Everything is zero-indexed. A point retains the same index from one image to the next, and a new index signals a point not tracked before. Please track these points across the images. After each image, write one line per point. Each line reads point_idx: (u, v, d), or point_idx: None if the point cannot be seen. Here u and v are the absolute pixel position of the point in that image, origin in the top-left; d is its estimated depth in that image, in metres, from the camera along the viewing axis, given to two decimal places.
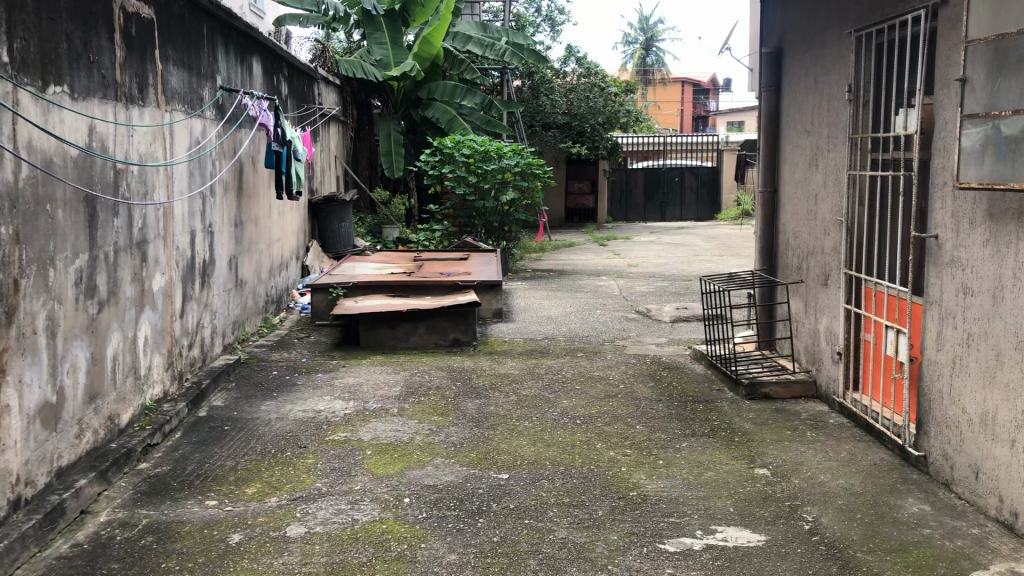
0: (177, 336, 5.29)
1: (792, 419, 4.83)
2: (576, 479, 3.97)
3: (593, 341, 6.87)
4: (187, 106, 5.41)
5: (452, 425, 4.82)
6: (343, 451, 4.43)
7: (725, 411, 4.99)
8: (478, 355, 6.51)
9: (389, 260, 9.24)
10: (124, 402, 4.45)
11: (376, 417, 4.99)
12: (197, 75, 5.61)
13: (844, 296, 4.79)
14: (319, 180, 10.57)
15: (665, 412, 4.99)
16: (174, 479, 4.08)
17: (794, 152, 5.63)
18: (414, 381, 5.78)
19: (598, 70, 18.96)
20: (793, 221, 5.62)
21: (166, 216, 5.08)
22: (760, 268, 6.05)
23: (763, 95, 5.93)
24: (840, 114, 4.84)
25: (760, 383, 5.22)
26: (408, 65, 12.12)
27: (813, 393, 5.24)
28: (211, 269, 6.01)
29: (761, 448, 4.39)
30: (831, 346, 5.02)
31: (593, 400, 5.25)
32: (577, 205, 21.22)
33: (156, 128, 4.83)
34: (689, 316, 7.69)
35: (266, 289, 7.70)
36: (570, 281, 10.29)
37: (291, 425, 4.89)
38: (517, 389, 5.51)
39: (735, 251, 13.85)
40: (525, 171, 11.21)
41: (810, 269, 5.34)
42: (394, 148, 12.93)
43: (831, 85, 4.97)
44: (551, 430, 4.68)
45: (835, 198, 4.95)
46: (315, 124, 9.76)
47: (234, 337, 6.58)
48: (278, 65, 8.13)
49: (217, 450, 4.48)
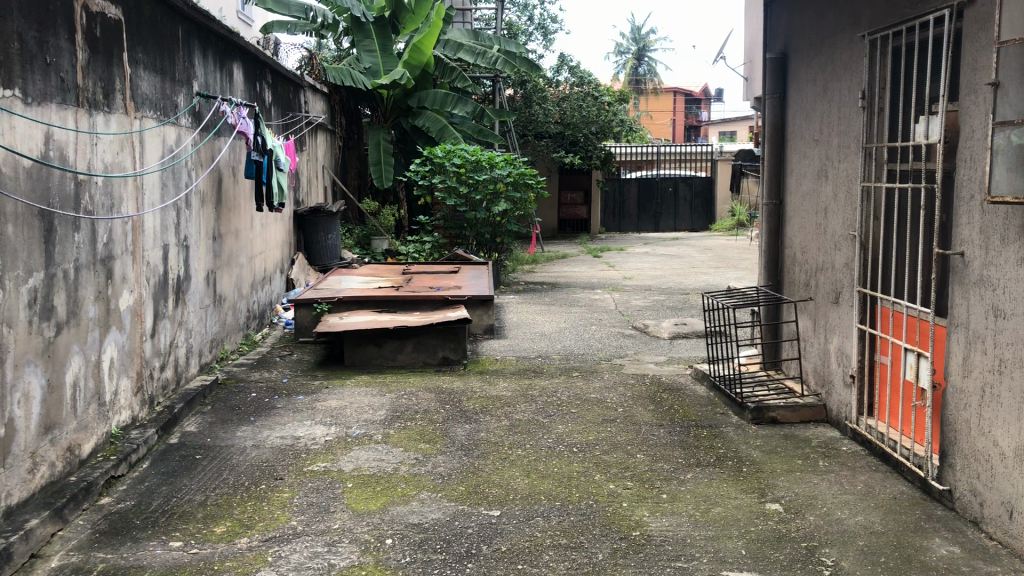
0: (147, 357, 4.97)
1: (802, 447, 4.54)
2: (573, 517, 3.66)
3: (590, 359, 6.56)
4: (159, 114, 5.10)
5: (440, 453, 4.50)
6: (321, 484, 4.11)
7: (730, 438, 4.69)
8: (468, 375, 6.20)
9: (378, 274, 8.90)
10: (86, 431, 4.13)
11: (358, 445, 4.67)
12: (171, 80, 5.31)
13: (857, 315, 4.50)
14: (305, 190, 10.28)
15: (667, 439, 4.68)
16: (137, 517, 3.75)
17: (800, 162, 5.35)
18: (401, 404, 5.47)
19: (591, 79, 18.71)
20: (800, 235, 5.34)
21: (135, 230, 4.76)
22: (764, 285, 5.77)
23: (767, 101, 5.65)
24: (853, 122, 4.57)
25: (766, 406, 4.93)
26: (398, 73, 11.85)
27: (823, 418, 4.95)
28: (186, 285, 5.69)
29: (772, 480, 4.09)
30: (842, 368, 4.74)
31: (590, 425, 4.94)
32: (570, 216, 20.94)
33: (123, 136, 4.52)
34: (688, 333, 7.38)
35: (247, 304, 7.37)
36: (564, 294, 9.98)
37: (267, 454, 4.57)
38: (509, 413, 5.20)
39: (732, 263, 13.58)
40: (517, 182, 10.91)
41: (818, 286, 5.07)
42: (384, 158, 12.64)
43: (842, 92, 4.70)
44: (545, 460, 4.37)
45: (847, 211, 4.67)
46: (300, 132, 9.47)
47: (211, 356, 6.26)
48: (261, 71, 7.84)
49: (186, 483, 4.16)
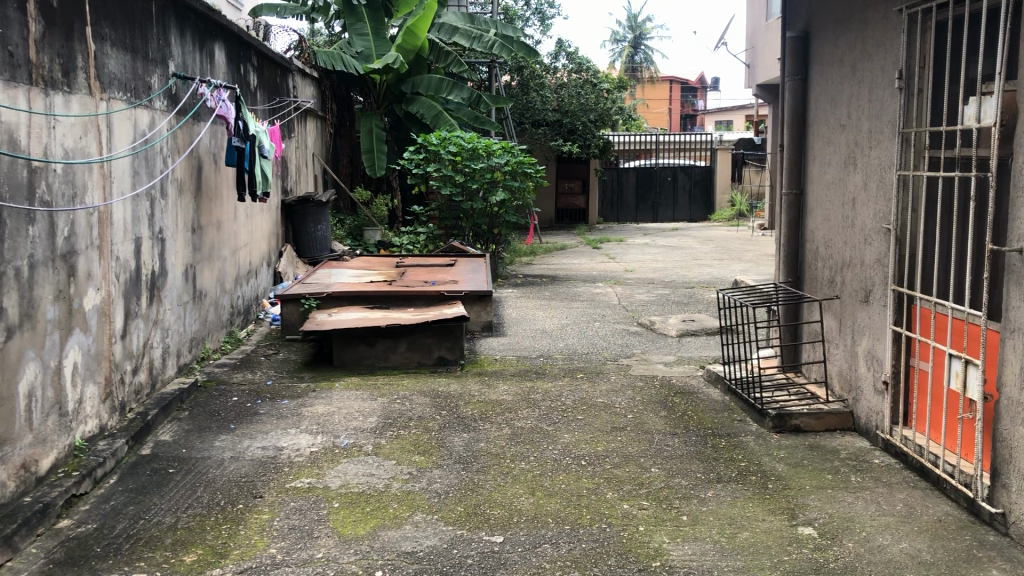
0: (117, 360, 4.57)
1: (830, 460, 4.17)
2: (585, 544, 3.27)
3: (594, 360, 6.18)
4: (129, 96, 4.68)
5: (436, 467, 4.12)
6: (305, 503, 3.72)
7: (752, 449, 4.32)
8: (466, 377, 5.81)
9: (370, 267, 8.50)
10: (44, 444, 3.73)
11: (347, 457, 4.28)
12: (143, 59, 4.90)
13: (890, 316, 4.11)
14: (294, 179, 9.86)
15: (683, 451, 4.31)
16: (97, 543, 3.35)
17: (824, 149, 4.96)
18: (394, 409, 5.08)
19: (590, 65, 18.30)
20: (824, 228, 4.96)
21: (102, 222, 4.36)
22: (783, 280, 5.38)
23: (787, 85, 5.26)
24: (886, 104, 4.18)
25: (789, 413, 4.57)
26: (390, 57, 11.41)
27: (849, 426, 4.59)
28: (162, 281, 5.30)
29: (802, 498, 3.71)
30: (872, 373, 4.37)
31: (599, 434, 4.56)
32: (567, 205, 20.56)
33: (87, 118, 4.10)
34: (697, 330, 7.00)
35: (231, 299, 6.97)
36: (563, 288, 9.59)
37: (246, 468, 4.18)
38: (511, 421, 4.80)
39: (737, 254, 13.19)
40: (515, 171, 10.49)
41: (845, 283, 4.69)
42: (376, 146, 12.22)
43: (874, 72, 4.31)
44: (551, 475, 3.98)
45: (879, 202, 4.29)
46: (288, 117, 9.05)
47: (191, 356, 5.86)
48: (245, 53, 7.41)
49: (156, 502, 3.77)
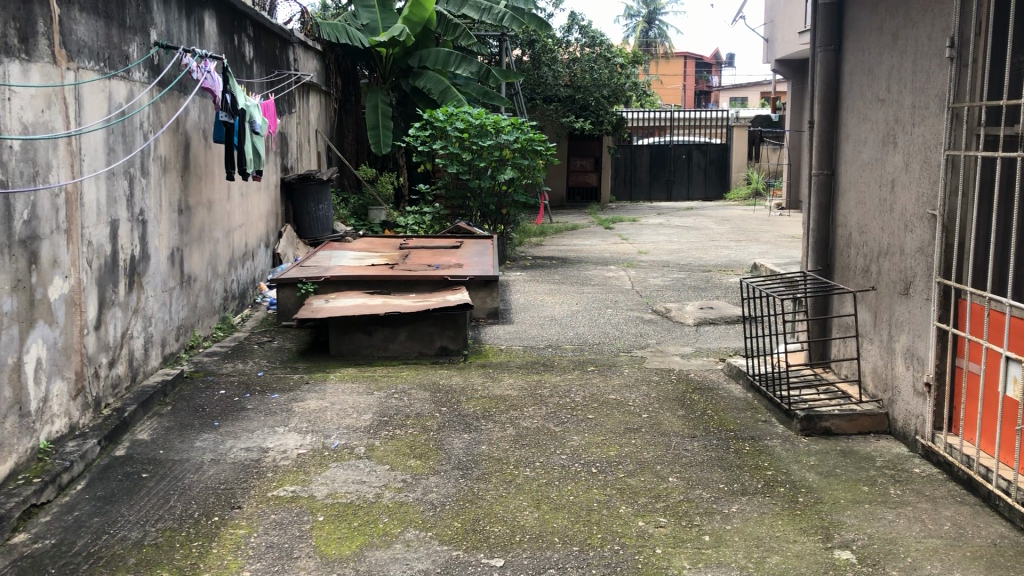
0: (90, 353, 4.23)
1: (866, 468, 3.80)
2: (594, 570, 2.91)
3: (607, 351, 5.79)
4: (101, 65, 4.30)
5: (433, 473, 3.77)
6: (287, 516, 3.37)
7: (780, 456, 3.95)
8: (469, 369, 5.44)
9: (372, 249, 8.12)
10: (2, 448, 3.39)
11: (336, 461, 3.93)
12: (118, 27, 4.52)
13: (934, 311, 3.72)
14: (294, 157, 9.49)
15: (704, 457, 3.94)
16: (52, 564, 3.00)
17: (860, 127, 4.55)
18: (391, 405, 4.72)
19: (603, 39, 17.78)
20: (858, 212, 4.56)
21: (71, 203, 3.99)
22: (811, 268, 4.98)
23: (818, 56, 4.84)
24: (933, 77, 3.78)
25: (818, 415, 4.20)
26: (396, 29, 11.00)
27: (884, 429, 4.22)
28: (144, 266, 4.94)
29: (837, 515, 3.33)
30: (911, 372, 3.99)
31: (610, 436, 4.19)
32: (579, 183, 20.10)
33: (49, 89, 3.72)
34: (716, 319, 6.61)
35: (224, 284, 6.61)
36: (574, 271, 9.21)
37: (226, 473, 3.83)
38: (516, 420, 4.44)
39: (755, 235, 12.76)
40: (525, 148, 10.08)
41: (881, 272, 4.29)
42: (381, 122, 11.82)
43: (920, 40, 3.89)
44: (559, 485, 3.62)
45: (922, 184, 3.89)
46: (287, 91, 8.66)
47: (177, 345, 5.52)
48: (239, 23, 7.02)
49: (123, 513, 3.42)
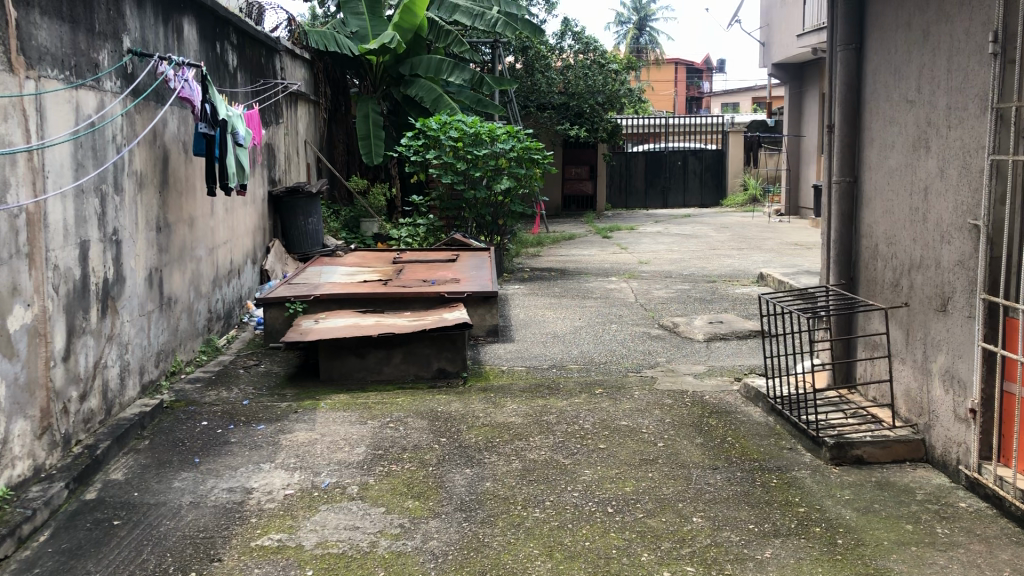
0: (58, 388, 3.88)
1: (907, 503, 3.47)
2: None
3: (614, 372, 5.47)
4: (67, 73, 3.97)
5: (433, 517, 3.43)
6: (272, 570, 3.03)
7: (810, 490, 3.62)
8: (469, 394, 5.10)
9: (364, 264, 7.80)
10: None
11: (327, 503, 3.59)
12: (87, 32, 4.20)
13: (979, 330, 3.40)
14: (282, 168, 9.16)
15: (730, 492, 3.61)
16: None
17: (886, 131, 4.25)
18: (386, 436, 4.38)
19: (597, 46, 17.53)
20: (885, 222, 4.25)
21: (33, 224, 3.66)
22: (833, 282, 4.66)
23: (838, 56, 4.54)
24: (972, 74, 3.47)
25: (850, 442, 3.89)
26: (387, 37, 10.71)
27: (920, 457, 3.90)
28: (118, 289, 4.60)
29: (883, 561, 3.00)
30: (951, 395, 3.67)
31: (625, 468, 3.87)
32: (574, 192, 19.81)
33: (5, 99, 3.38)
34: (727, 334, 6.29)
35: (208, 304, 6.27)
36: (574, 283, 8.89)
37: (206, 518, 3.49)
38: (522, 451, 4.11)
39: (755, 243, 12.46)
40: (521, 157, 9.76)
41: (914, 287, 3.97)
42: (373, 132, 11.50)
43: (955, 35, 3.59)
44: (573, 528, 3.29)
45: (960, 192, 3.58)
46: (274, 101, 8.33)
47: (157, 372, 5.17)
48: (222, 30, 6.71)
49: (88, 569, 3.07)
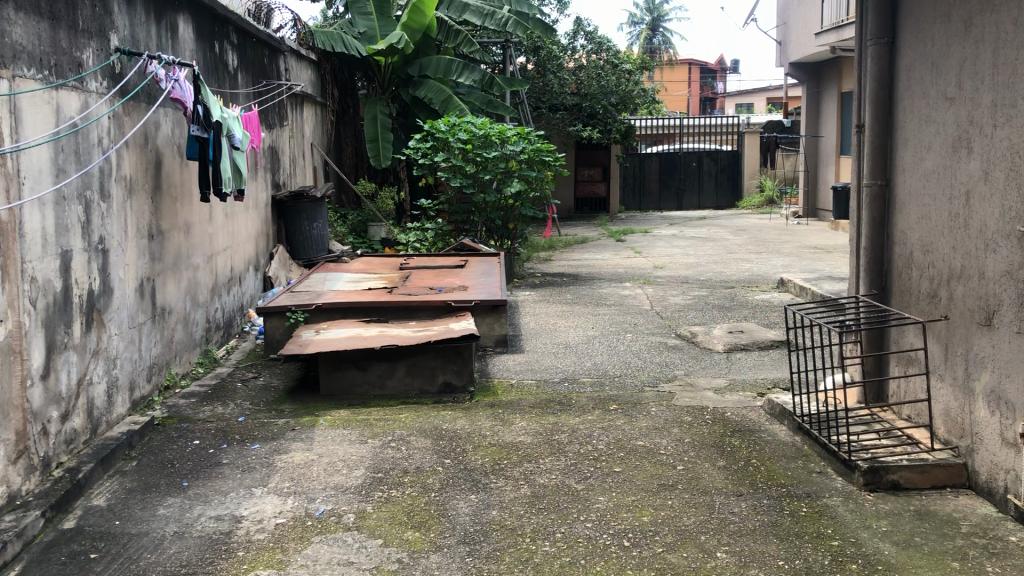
0: (35, 408, 3.63)
1: (952, 535, 3.18)
2: None
3: (630, 386, 5.19)
4: (47, 73, 3.73)
5: (434, 551, 3.16)
6: None
7: (844, 520, 3.33)
8: (476, 410, 4.83)
9: (370, 270, 7.55)
10: None
11: (321, 533, 3.33)
12: (69, 30, 3.96)
13: None
14: (287, 172, 8.92)
15: (757, 524, 3.32)
16: None
17: (921, 131, 3.96)
18: (386, 457, 4.12)
19: (610, 46, 17.23)
20: (920, 228, 3.96)
21: (7, 233, 3.41)
22: (863, 292, 4.37)
23: (869, 50, 4.25)
24: (1021, 67, 3.18)
25: (884, 466, 3.60)
26: (395, 36, 10.44)
27: (961, 482, 3.61)
28: (106, 301, 4.36)
29: None
30: (999, 417, 3.37)
31: (642, 495, 3.59)
32: (587, 194, 19.53)
33: None
34: (748, 345, 6.00)
35: (206, 314, 6.02)
36: (587, 289, 8.60)
37: (189, 551, 3.23)
38: (531, 476, 3.83)
39: (773, 247, 12.15)
40: (532, 159, 9.46)
41: (953, 299, 3.68)
42: (381, 134, 11.24)
43: (1002, 25, 3.30)
44: (585, 564, 3.02)
45: (1007, 196, 3.29)
46: (277, 102, 8.09)
47: (149, 386, 4.93)
48: (221, 30, 6.47)
49: None
